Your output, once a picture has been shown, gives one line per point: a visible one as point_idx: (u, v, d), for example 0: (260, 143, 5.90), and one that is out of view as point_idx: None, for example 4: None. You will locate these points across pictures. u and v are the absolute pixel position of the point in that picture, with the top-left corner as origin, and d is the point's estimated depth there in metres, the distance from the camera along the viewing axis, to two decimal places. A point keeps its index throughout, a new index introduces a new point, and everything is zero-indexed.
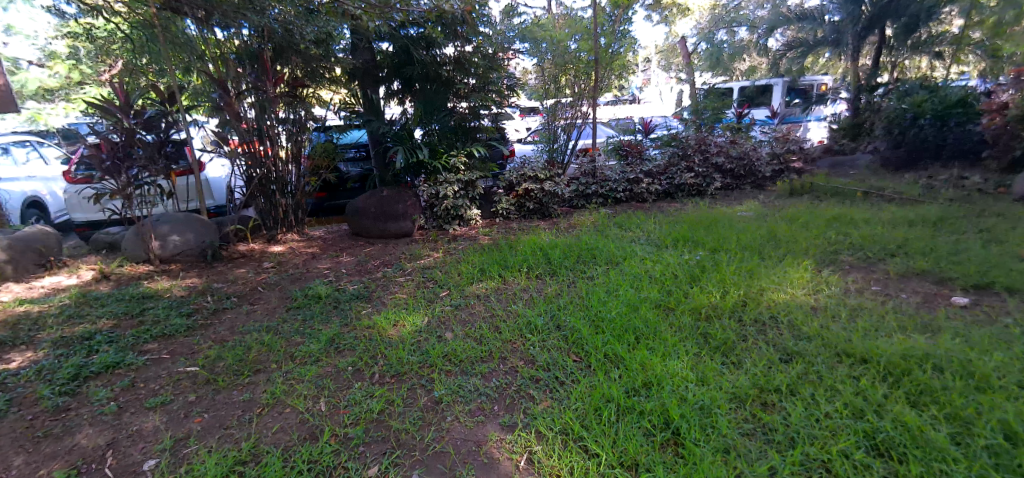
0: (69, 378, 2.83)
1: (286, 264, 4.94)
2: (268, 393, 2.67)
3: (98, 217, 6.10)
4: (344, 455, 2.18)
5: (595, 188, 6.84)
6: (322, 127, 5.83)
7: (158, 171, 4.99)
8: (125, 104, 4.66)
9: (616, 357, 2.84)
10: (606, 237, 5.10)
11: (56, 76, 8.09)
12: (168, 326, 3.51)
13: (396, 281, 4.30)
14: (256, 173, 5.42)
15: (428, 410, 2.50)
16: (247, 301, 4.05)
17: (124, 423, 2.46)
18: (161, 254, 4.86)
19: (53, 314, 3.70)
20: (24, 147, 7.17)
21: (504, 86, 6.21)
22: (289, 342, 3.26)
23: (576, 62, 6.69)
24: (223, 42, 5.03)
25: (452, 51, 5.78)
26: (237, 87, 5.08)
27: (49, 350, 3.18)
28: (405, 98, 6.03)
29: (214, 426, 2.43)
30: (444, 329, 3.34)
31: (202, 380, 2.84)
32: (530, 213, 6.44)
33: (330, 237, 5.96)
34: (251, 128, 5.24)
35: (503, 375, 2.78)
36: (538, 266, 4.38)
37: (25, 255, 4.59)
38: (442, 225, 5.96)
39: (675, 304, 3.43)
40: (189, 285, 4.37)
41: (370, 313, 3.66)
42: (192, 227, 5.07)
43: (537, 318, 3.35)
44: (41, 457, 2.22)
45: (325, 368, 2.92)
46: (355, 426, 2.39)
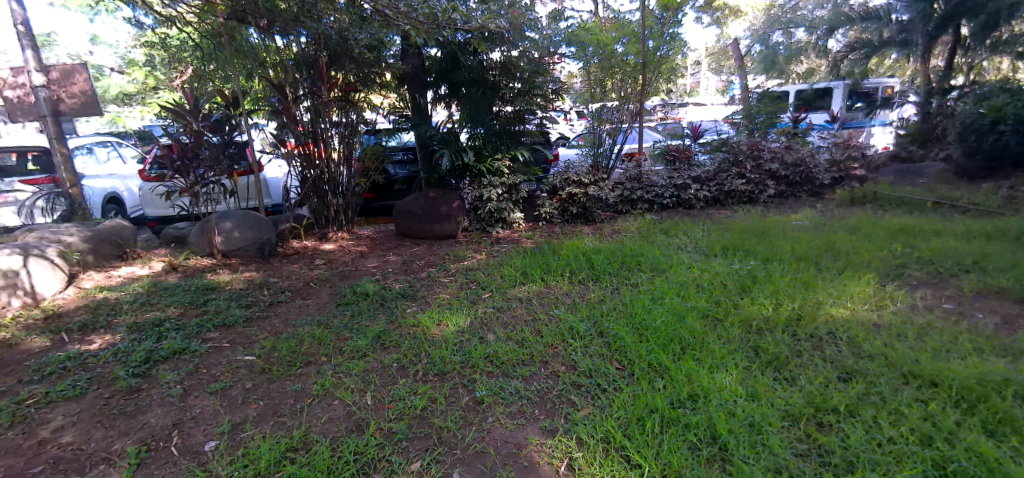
0: (141, 361, 3.06)
1: (336, 262, 5.14)
2: (319, 385, 2.79)
3: (168, 213, 6.53)
4: (388, 449, 2.26)
5: (640, 193, 6.73)
6: (372, 130, 6.01)
7: (222, 171, 5.22)
8: (195, 108, 4.96)
9: (660, 367, 2.79)
10: (651, 244, 5.00)
11: (135, 82, 8.84)
12: (229, 316, 3.73)
13: (441, 281, 4.38)
14: (310, 174, 5.66)
15: (470, 410, 2.53)
16: (300, 296, 4.22)
17: (188, 405, 2.64)
18: (223, 248, 5.15)
19: (129, 302, 4.00)
20: (106, 148, 7.77)
21: (549, 90, 6.20)
22: (337, 337, 3.38)
23: (623, 65, 6.55)
24: (282, 48, 5.27)
25: (498, 56, 5.79)
26: (295, 91, 5.31)
27: (124, 334, 3.45)
28: (451, 102, 6.16)
29: (269, 413, 2.56)
30: (485, 331, 3.37)
31: (258, 369, 2.99)
32: (573, 217, 6.39)
33: (378, 237, 6.13)
34: (306, 131, 5.48)
35: (544, 379, 2.78)
36: (580, 271, 4.34)
37: (104, 245, 4.97)
38: (485, 228, 6.02)
39: (723, 316, 3.31)
40: (248, 279, 4.61)
41: (414, 311, 3.75)
42: (251, 225, 5.34)
43: (579, 324, 3.32)
44: (116, 433, 2.43)
45: (371, 364, 3.01)
46: (398, 421, 2.46)
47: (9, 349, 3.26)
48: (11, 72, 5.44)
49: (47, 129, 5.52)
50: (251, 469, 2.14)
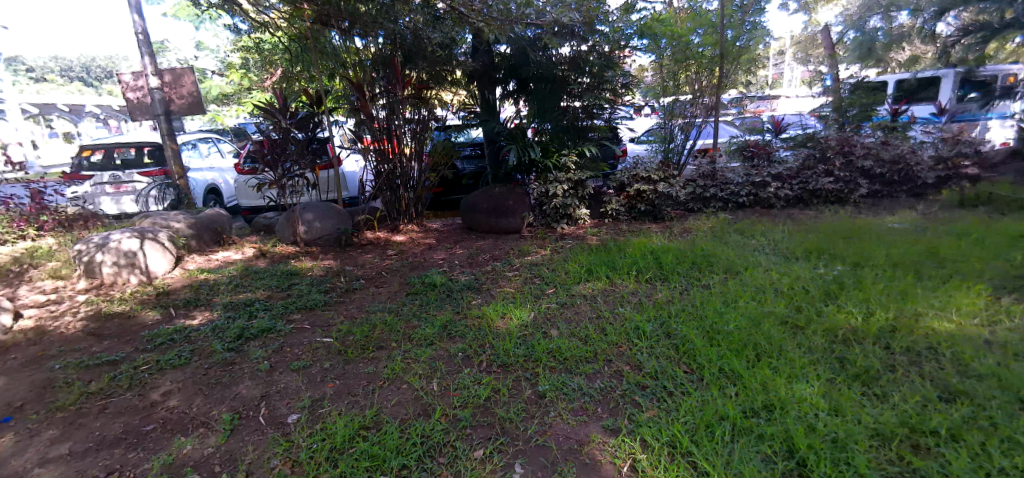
0: (235, 337, 3.38)
1: (407, 253, 5.36)
2: (389, 368, 2.93)
3: (259, 203, 7.13)
4: (453, 435, 2.33)
5: (713, 190, 6.44)
6: (442, 126, 6.21)
7: (306, 165, 5.61)
8: (283, 107, 5.33)
9: (732, 373, 2.65)
10: (724, 244, 4.76)
11: (233, 83, 9.69)
12: (310, 300, 4.00)
13: (505, 275, 4.43)
14: (384, 169, 5.93)
15: (532, 403, 2.55)
16: (373, 284, 4.45)
17: (274, 380, 2.88)
18: (305, 237, 5.53)
19: (225, 283, 4.42)
20: (207, 144, 8.57)
21: (619, 84, 6.02)
22: (406, 324, 3.53)
23: (698, 57, 6.27)
24: (361, 49, 5.53)
25: (568, 52, 5.73)
26: (372, 90, 5.58)
27: (221, 312, 3.82)
28: (519, 98, 6.13)
29: (344, 392, 2.73)
30: (549, 326, 3.37)
31: (335, 350, 3.20)
32: (641, 214, 6.23)
33: (446, 230, 6.31)
34: (381, 127, 5.74)
35: (608, 377, 2.74)
36: (647, 270, 4.22)
37: (206, 232, 5.50)
38: (550, 224, 6.03)
39: (804, 324, 3.09)
40: (327, 266, 4.93)
41: (479, 303, 3.83)
42: (330, 216, 5.68)
43: (646, 324, 3.24)
44: (215, 401, 2.70)
45: (438, 351, 3.12)
46: (463, 408, 2.53)
47: (129, 321, 3.72)
48: (132, 76, 6.13)
49: (160, 126, 6.15)
50: (328, 442, 2.31)
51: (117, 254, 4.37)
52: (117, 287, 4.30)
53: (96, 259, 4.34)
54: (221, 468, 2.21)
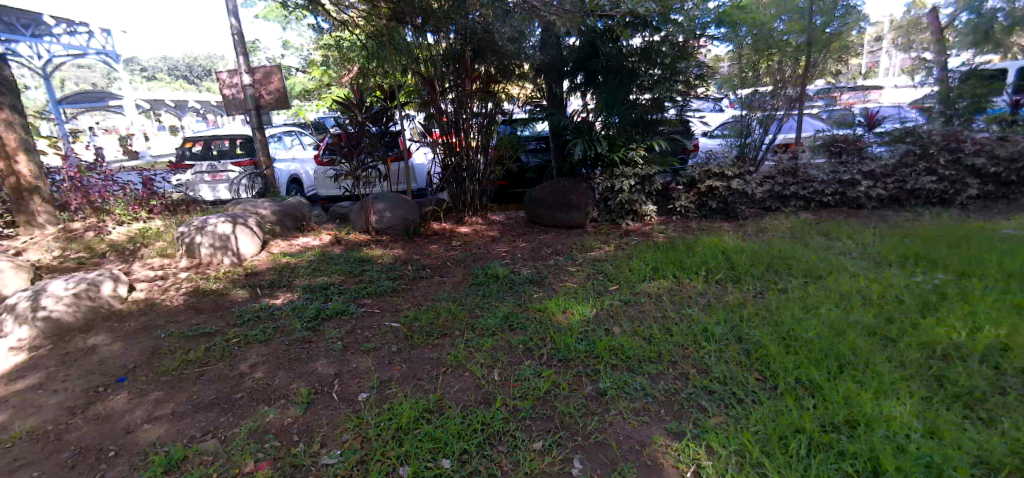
0: (312, 317, 3.62)
1: (470, 244, 5.47)
2: (453, 356, 3.02)
3: (336, 193, 7.58)
4: (513, 424, 2.37)
5: (794, 188, 6.02)
6: (508, 120, 6.22)
7: (379, 157, 5.86)
8: (359, 102, 5.62)
9: (810, 384, 2.48)
10: (804, 246, 4.45)
11: (314, 80, 10.31)
12: (380, 286, 4.20)
13: (568, 270, 4.40)
14: (451, 162, 6.10)
15: (592, 400, 2.53)
16: (439, 273, 4.59)
17: (347, 359, 3.06)
18: (376, 226, 5.82)
19: (305, 266, 4.74)
20: (291, 137, 9.21)
21: (691, 76, 5.75)
22: (469, 313, 3.62)
23: (782, 46, 5.89)
24: (433, 45, 5.68)
25: (639, 42, 5.59)
26: (442, 84, 5.74)
27: (300, 293, 4.10)
28: (587, 90, 6.06)
29: (409, 376, 2.86)
30: (611, 323, 3.32)
31: (402, 335, 3.34)
32: (712, 212, 5.98)
33: (509, 223, 6.38)
34: (449, 121, 5.91)
35: (672, 379, 2.66)
36: (718, 270, 4.03)
37: (289, 218, 5.92)
38: (615, 220, 5.92)
39: (897, 336, 2.82)
40: (395, 254, 5.14)
41: (541, 297, 3.84)
42: (400, 207, 5.92)
43: (714, 326, 3.11)
44: (294, 376, 2.92)
45: (500, 342, 3.17)
46: (523, 399, 2.56)
47: (222, 298, 4.10)
48: (228, 74, 6.67)
49: (251, 120, 6.68)
50: (394, 422, 2.43)
51: (213, 237, 4.82)
52: (212, 267, 4.75)
53: (195, 241, 4.80)
54: (298, 437, 2.39)
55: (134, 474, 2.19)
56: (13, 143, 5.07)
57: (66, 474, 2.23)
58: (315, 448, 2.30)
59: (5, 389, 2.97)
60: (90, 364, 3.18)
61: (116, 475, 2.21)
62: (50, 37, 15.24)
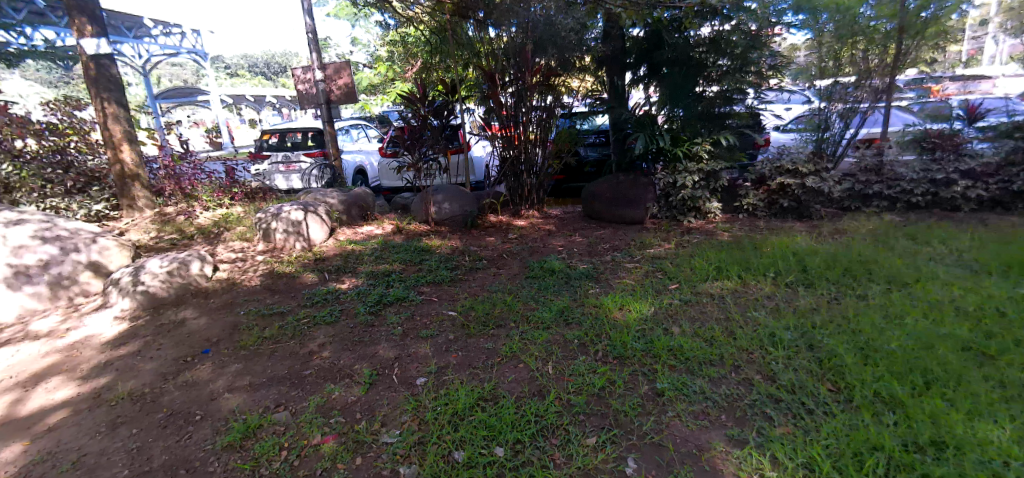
0: (375, 302, 3.79)
1: (527, 237, 5.50)
2: (507, 347, 3.06)
3: (398, 184, 7.87)
4: (566, 418, 2.37)
5: (877, 187, 5.62)
6: (567, 114, 6.22)
7: (439, 150, 5.98)
8: (422, 96, 5.74)
9: (891, 399, 2.30)
10: (887, 250, 4.10)
11: (380, 74, 10.71)
12: (438, 275, 4.33)
13: (625, 267, 4.32)
14: (509, 155, 6.14)
15: (649, 400, 2.48)
16: (495, 265, 4.65)
17: (407, 345, 3.18)
18: (436, 217, 5.97)
19: (368, 254, 4.96)
20: (358, 130, 9.63)
21: (764, 66, 5.41)
22: (524, 305, 3.65)
23: (869, 33, 5.29)
24: (494, 39, 5.73)
25: (708, 32, 5.36)
26: (502, 78, 5.76)
27: (364, 279, 4.30)
28: (650, 83, 5.89)
29: (465, 363, 2.93)
30: (670, 323, 3.23)
31: (459, 323, 3.42)
32: (783, 211, 5.63)
33: (565, 217, 6.35)
34: (508, 114, 5.93)
35: (735, 384, 2.55)
36: (787, 273, 3.81)
37: (354, 208, 6.19)
38: (676, 216, 5.74)
39: (997, 353, 2.54)
40: (453, 245, 5.26)
41: (597, 293, 3.80)
42: (459, 199, 6.04)
43: (783, 332, 2.94)
44: (358, 357, 3.07)
45: (555, 336, 3.17)
46: (577, 394, 2.55)
47: (294, 280, 4.37)
48: (302, 70, 7.06)
49: (322, 114, 7.05)
50: (450, 407, 2.50)
51: (287, 223, 5.14)
52: (286, 251, 5.09)
53: (271, 226, 5.15)
54: (361, 416, 2.52)
55: (217, 439, 2.40)
56: (118, 135, 5.65)
57: (160, 433, 2.48)
58: (376, 427, 2.42)
59: (112, 353, 3.34)
60: (181, 335, 3.51)
61: (202, 437, 2.43)
62: (149, 37, 16.81)
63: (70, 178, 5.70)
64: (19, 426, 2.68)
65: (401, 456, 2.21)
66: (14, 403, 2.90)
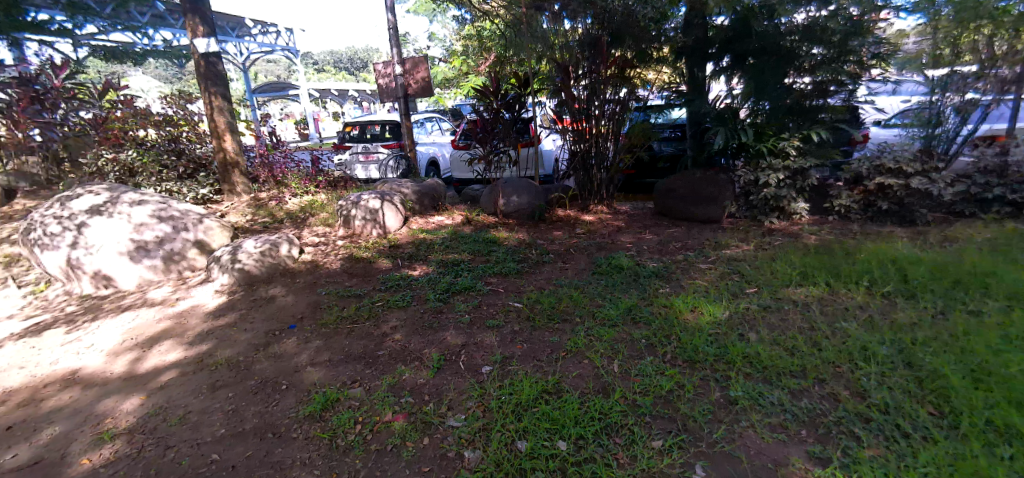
0: (444, 290, 3.92)
1: (594, 233, 5.43)
2: (572, 341, 3.05)
3: (468, 176, 8.06)
4: (631, 419, 2.33)
5: (999, 191, 4.90)
6: (642, 107, 6.05)
7: (510, 143, 6.04)
8: (495, 90, 5.82)
9: (1009, 430, 2.03)
10: (1009, 263, 3.61)
11: (454, 68, 10.98)
12: (505, 267, 4.39)
13: (699, 267, 4.15)
14: (580, 149, 6.13)
15: (720, 407, 2.37)
16: (561, 259, 4.63)
17: (474, 333, 3.26)
18: (504, 210, 6.03)
19: (438, 243, 5.12)
20: (433, 122, 9.96)
21: (865, 55, 4.90)
22: (591, 302, 3.61)
23: (998, 15, 4.66)
24: (569, 31, 5.67)
25: (802, 19, 4.85)
26: (576, 70, 5.75)
27: (434, 267, 4.46)
28: (734, 74, 5.47)
29: (530, 355, 2.95)
30: (747, 329, 3.06)
31: (524, 315, 3.46)
32: (881, 214, 5.14)
33: (635, 214, 6.19)
34: (581, 108, 5.91)
35: (818, 399, 2.38)
36: (883, 282, 3.48)
37: (427, 198, 6.40)
38: (756, 216, 5.44)
39: None
40: (520, 238, 5.31)
41: (667, 293, 3.68)
42: (527, 192, 6.06)
43: (877, 346, 2.70)
44: (428, 342, 3.19)
45: (621, 334, 3.11)
46: (643, 395, 2.50)
47: (370, 265, 4.62)
48: (382, 65, 7.38)
49: (400, 107, 7.35)
50: (514, 397, 2.54)
51: (365, 210, 5.43)
52: (363, 237, 5.38)
53: (351, 213, 5.46)
54: (429, 397, 2.63)
55: (299, 408, 2.60)
56: (222, 125, 6.22)
57: (252, 398, 2.74)
58: (443, 409, 2.51)
59: (213, 323, 3.72)
60: (271, 310, 3.83)
61: (286, 405, 2.65)
62: (250, 37, 18.39)
63: (182, 164, 6.38)
64: (139, 381, 3.07)
65: (466, 440, 2.29)
66: (135, 361, 3.31)
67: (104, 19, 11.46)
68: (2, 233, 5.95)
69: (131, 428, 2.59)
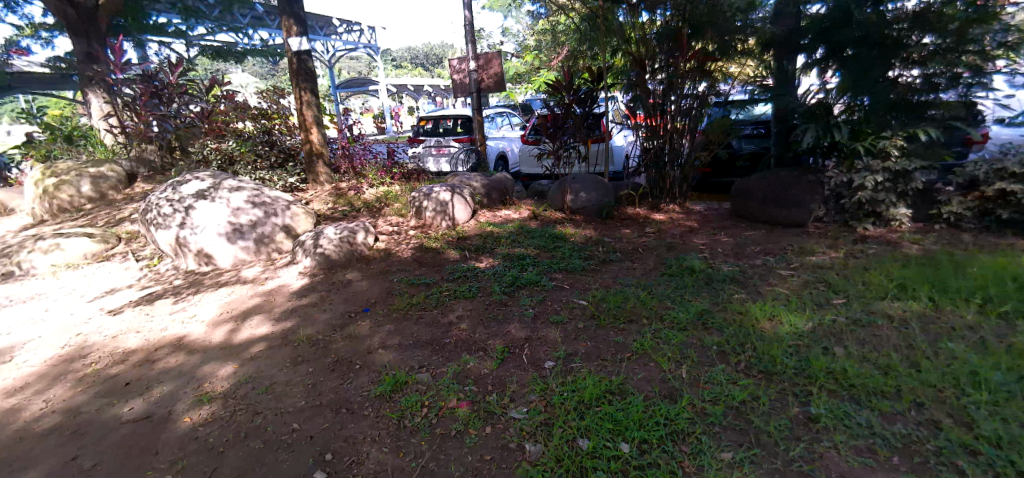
0: (510, 283, 3.98)
1: (665, 232, 5.26)
2: (639, 343, 2.98)
3: (536, 171, 8.10)
4: (699, 427, 2.25)
5: None
6: (722, 102, 5.81)
7: (580, 138, 5.98)
8: (568, 85, 5.79)
9: None
10: None
11: (526, 63, 11.03)
12: (571, 263, 4.37)
13: (779, 274, 3.89)
14: (653, 145, 5.98)
15: (800, 424, 2.22)
16: (629, 258, 4.54)
17: (538, 327, 3.29)
18: (571, 206, 5.99)
19: (505, 237, 5.19)
20: (503, 117, 10.07)
21: (987, 45, 4.30)
22: (659, 303, 3.51)
23: None
24: (646, 23, 5.57)
25: (914, 5, 4.41)
26: (653, 64, 5.63)
27: (500, 260, 4.53)
28: (829, 66, 4.92)
29: (594, 354, 2.93)
30: (833, 343, 2.84)
31: (589, 313, 3.43)
32: (1002, 225, 4.54)
33: (709, 214, 5.92)
34: (656, 103, 5.78)
35: (915, 425, 2.16)
36: (1001, 302, 3.08)
37: (495, 192, 6.50)
38: (848, 221, 5.02)
39: None
40: (587, 235, 5.26)
41: (742, 299, 3.49)
42: (596, 188, 5.99)
43: (990, 373, 2.40)
44: (493, 333, 3.26)
45: (691, 339, 3.00)
46: (713, 404, 2.40)
47: (440, 255, 4.78)
48: (458, 61, 7.56)
49: (473, 101, 7.50)
50: (576, 394, 2.53)
51: (436, 202, 5.61)
52: (433, 228, 5.57)
53: (423, 204, 5.66)
54: (492, 388, 2.68)
55: (371, 388, 2.75)
56: (310, 118, 6.68)
57: (329, 375, 2.93)
58: (506, 401, 2.55)
59: (297, 302, 4.03)
60: (348, 294, 4.08)
61: (360, 384, 2.82)
62: (335, 36, 19.56)
63: (274, 154, 6.93)
64: (234, 350, 3.39)
65: (527, 432, 2.31)
66: (231, 332, 3.67)
67: (212, 20, 12.67)
68: (125, 213, 6.79)
69: (226, 392, 2.88)
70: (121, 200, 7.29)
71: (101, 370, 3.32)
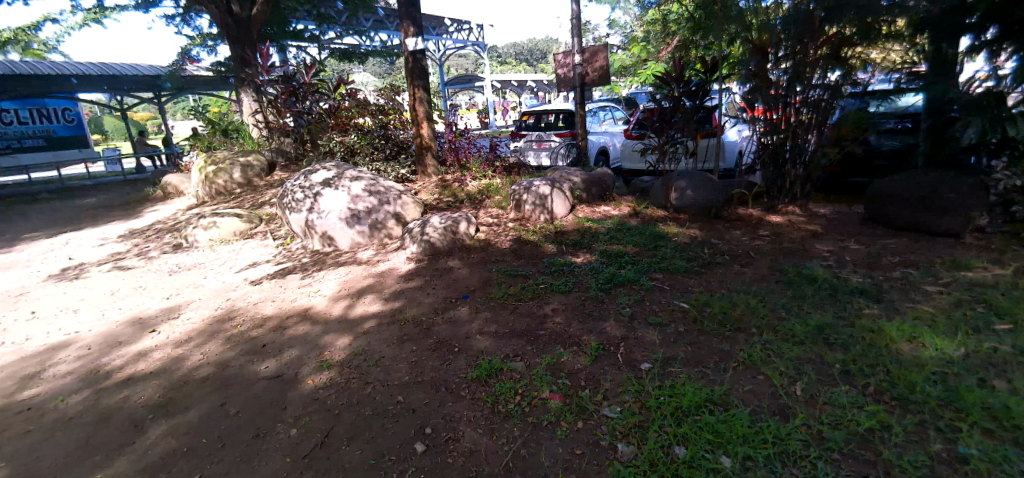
0: (607, 280, 3.92)
1: (781, 236, 4.82)
2: (746, 353, 2.78)
3: (640, 167, 7.86)
4: (814, 452, 2.05)
5: None
6: (860, 91, 5.13)
7: (689, 133, 5.69)
8: (678, 77, 5.53)
9: None
10: None
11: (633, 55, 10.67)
12: (672, 264, 4.19)
13: (924, 290, 3.38)
14: (770, 141, 5.51)
15: (943, 464, 1.93)
16: (738, 262, 4.23)
17: (635, 327, 3.21)
18: (676, 203, 5.75)
19: (603, 233, 5.12)
20: (606, 111, 9.86)
21: None
22: (772, 313, 3.24)
23: None
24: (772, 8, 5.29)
25: None
26: (777, 52, 5.21)
27: (597, 257, 4.48)
28: (1005, 49, 3.96)
29: (695, 360, 2.79)
30: (993, 375, 2.41)
31: (692, 317, 3.27)
32: None
33: (836, 218, 5.31)
34: (778, 95, 5.31)
35: None
36: None
37: (595, 187, 6.43)
38: (1018, 232, 4.27)
39: None
40: (691, 235, 5.00)
41: (874, 315, 3.10)
42: (704, 186, 5.66)
43: None
44: (589, 329, 3.24)
45: (808, 354, 2.73)
46: (832, 428, 2.17)
47: (537, 249, 4.85)
48: (563, 55, 7.56)
49: (576, 95, 7.46)
50: (673, 400, 2.43)
51: (535, 196, 5.70)
52: (532, 221, 5.66)
53: (523, 198, 5.77)
54: (586, 383, 2.68)
55: (469, 371, 2.89)
56: (421, 114, 7.11)
57: (430, 355, 3.13)
58: (599, 398, 2.54)
59: (405, 284, 4.34)
60: (449, 280, 4.30)
61: (457, 367, 2.97)
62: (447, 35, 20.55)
63: (388, 147, 7.50)
64: (351, 324, 3.75)
65: (620, 432, 2.28)
66: (348, 307, 4.07)
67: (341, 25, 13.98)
68: (266, 197, 7.79)
69: (343, 361, 3.20)
70: (262, 186, 8.38)
71: (246, 331, 3.87)
